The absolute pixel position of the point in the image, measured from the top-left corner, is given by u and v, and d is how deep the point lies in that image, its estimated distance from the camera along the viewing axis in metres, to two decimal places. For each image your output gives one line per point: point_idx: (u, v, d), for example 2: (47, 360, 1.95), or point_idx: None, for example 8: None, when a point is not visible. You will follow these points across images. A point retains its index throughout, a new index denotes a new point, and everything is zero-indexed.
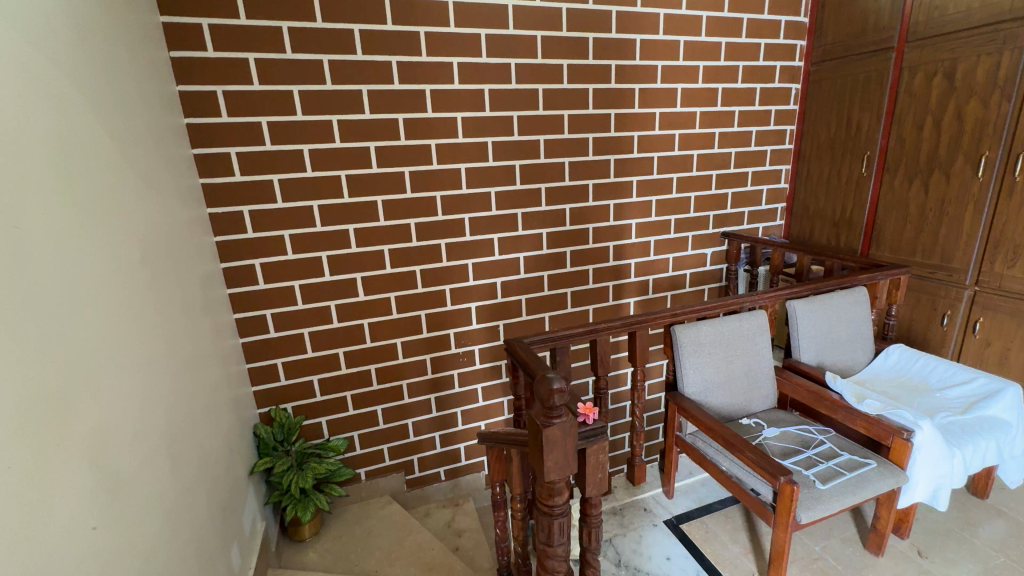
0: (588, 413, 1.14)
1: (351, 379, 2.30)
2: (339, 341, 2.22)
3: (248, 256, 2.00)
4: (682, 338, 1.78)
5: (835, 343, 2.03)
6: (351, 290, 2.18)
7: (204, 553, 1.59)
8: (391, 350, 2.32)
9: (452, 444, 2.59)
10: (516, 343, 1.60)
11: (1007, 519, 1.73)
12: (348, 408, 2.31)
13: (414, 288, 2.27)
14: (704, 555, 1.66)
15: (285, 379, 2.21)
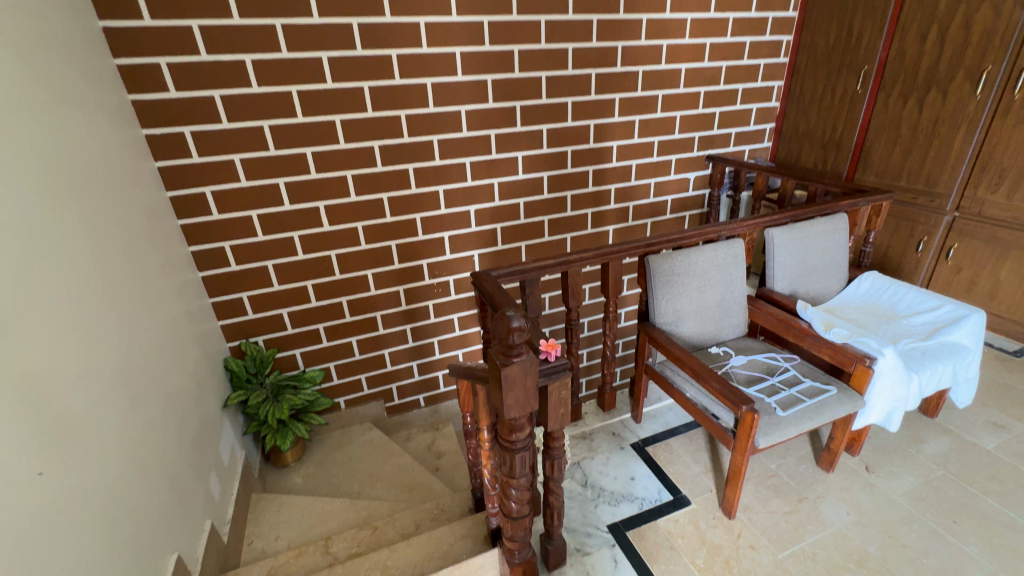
0: (550, 349, 1.11)
1: (321, 312, 2.23)
2: (306, 273, 2.13)
3: (196, 184, 1.83)
4: (656, 269, 1.73)
5: (810, 271, 2.01)
6: (314, 219, 2.04)
7: (177, 486, 1.60)
8: (361, 282, 2.23)
9: (430, 372, 2.61)
10: (483, 277, 1.53)
11: (953, 436, 1.84)
12: (320, 340, 2.27)
13: (383, 217, 2.14)
14: (667, 475, 1.73)
15: (253, 312, 2.13)
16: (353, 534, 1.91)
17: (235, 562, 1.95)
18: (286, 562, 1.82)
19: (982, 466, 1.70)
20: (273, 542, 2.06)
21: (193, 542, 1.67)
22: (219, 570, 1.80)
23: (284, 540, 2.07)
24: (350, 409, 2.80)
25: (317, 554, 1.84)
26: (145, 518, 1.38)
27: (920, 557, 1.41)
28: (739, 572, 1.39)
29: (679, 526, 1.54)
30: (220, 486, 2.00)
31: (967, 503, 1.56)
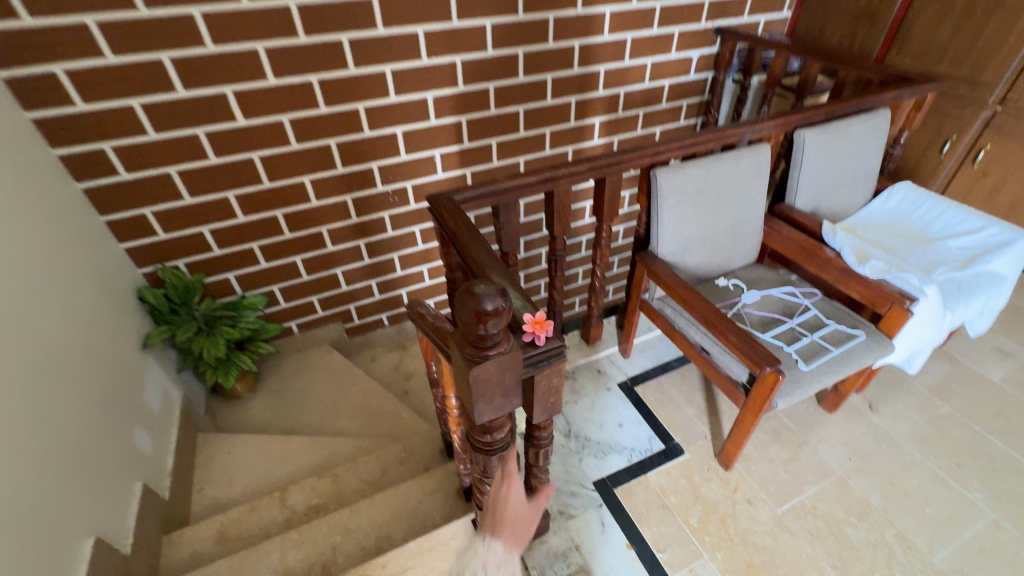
0: (538, 329, 0.78)
1: (253, 229, 1.69)
2: (227, 182, 1.56)
3: (31, 59, 1.20)
4: (663, 186, 1.37)
5: (837, 183, 1.69)
6: (223, 111, 1.44)
7: (102, 470, 1.29)
8: (300, 190, 1.67)
9: (391, 291, 2.10)
10: (446, 206, 1.18)
11: (960, 366, 1.71)
12: (258, 264, 1.76)
13: (316, 109, 1.53)
14: (658, 420, 1.57)
15: (164, 232, 1.59)
16: (312, 483, 1.73)
17: (185, 517, 1.76)
18: (239, 518, 1.65)
19: (987, 400, 1.60)
20: (227, 489, 1.88)
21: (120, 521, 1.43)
22: (164, 532, 1.61)
23: (240, 485, 1.89)
24: (305, 333, 2.42)
25: (274, 509, 1.66)
26: (57, 531, 1.08)
27: (923, 507, 1.33)
28: (737, 532, 1.29)
29: (671, 480, 1.41)
30: (152, 440, 1.74)
31: (971, 444, 1.47)
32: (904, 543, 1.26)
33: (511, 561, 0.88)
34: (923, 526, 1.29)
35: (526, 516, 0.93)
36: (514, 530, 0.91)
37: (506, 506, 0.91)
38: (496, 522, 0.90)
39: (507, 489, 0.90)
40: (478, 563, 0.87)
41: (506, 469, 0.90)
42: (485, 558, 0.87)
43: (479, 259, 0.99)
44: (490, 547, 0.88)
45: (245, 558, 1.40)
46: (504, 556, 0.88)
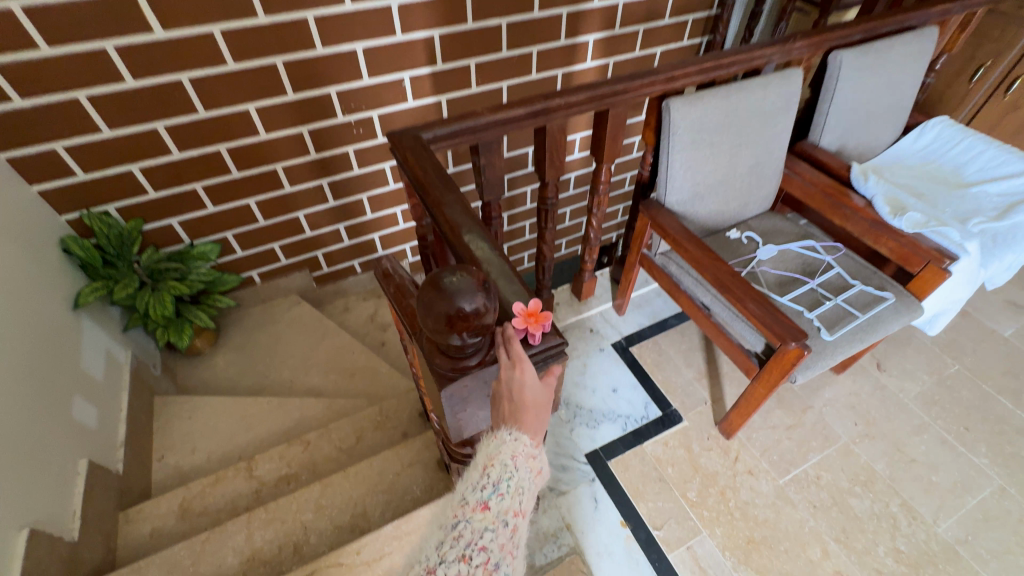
0: (533, 324, 0.60)
1: (193, 168, 1.32)
2: (152, 108, 1.17)
3: None
4: (677, 121, 1.14)
5: (869, 116, 1.47)
6: (134, 15, 1.03)
7: (47, 475, 1.09)
8: (245, 120, 1.28)
9: (362, 236, 1.74)
10: (413, 146, 0.95)
11: (971, 321, 1.61)
12: (207, 209, 1.41)
13: (255, 15, 1.12)
14: (654, 385, 1.45)
15: (86, 172, 1.23)
16: (280, 450, 1.45)
17: (143, 489, 1.40)
18: (202, 492, 1.34)
19: (998, 357, 1.51)
20: (190, 456, 1.50)
21: (62, 504, 1.11)
22: (118, 508, 1.29)
23: (205, 451, 1.51)
24: (269, 282, 1.78)
25: (239, 481, 1.37)
26: None
27: (929, 474, 1.26)
28: (737, 506, 1.21)
29: (668, 451, 1.31)
30: (97, 410, 1.30)
31: (980, 405, 1.40)
32: (910, 512, 1.20)
33: (540, 454, 0.63)
34: (929, 494, 1.23)
35: (547, 394, 0.61)
36: (538, 414, 0.60)
37: (524, 393, 0.57)
38: (513, 414, 0.58)
39: (522, 377, 0.56)
40: (500, 454, 0.59)
41: (514, 352, 0.56)
42: (511, 450, 0.59)
43: (454, 221, 0.78)
44: (517, 439, 0.59)
45: (208, 540, 1.15)
46: (534, 446, 0.61)
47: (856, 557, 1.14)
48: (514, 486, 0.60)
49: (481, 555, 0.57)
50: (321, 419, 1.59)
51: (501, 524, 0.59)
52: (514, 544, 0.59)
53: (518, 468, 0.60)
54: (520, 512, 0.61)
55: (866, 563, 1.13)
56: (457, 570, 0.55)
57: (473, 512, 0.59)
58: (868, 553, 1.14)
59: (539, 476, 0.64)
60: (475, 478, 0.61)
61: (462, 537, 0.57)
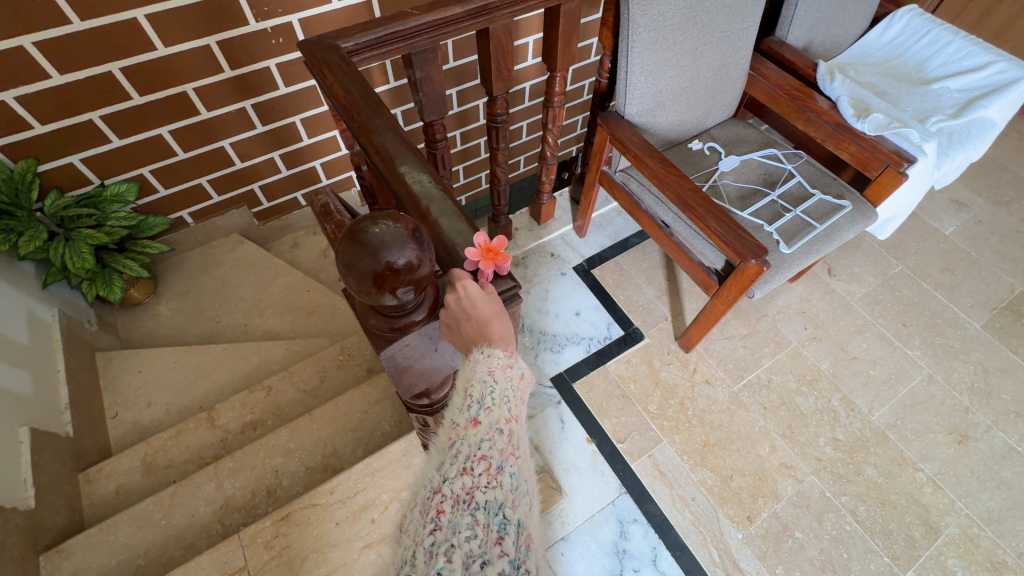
0: (488, 262, 0.55)
1: (83, 95, 1.11)
2: (7, 20, 0.94)
3: None
4: (638, 17, 1.01)
5: (839, 6, 1.36)
6: None
7: None
8: (134, 31, 1.05)
9: (301, 164, 1.57)
10: (335, 57, 0.81)
11: (917, 222, 1.65)
12: (111, 142, 1.21)
13: None
14: (616, 305, 1.45)
15: None
16: (239, 398, 1.38)
17: (102, 449, 1.34)
18: (164, 445, 1.28)
19: (938, 255, 1.58)
20: (147, 410, 1.43)
21: (8, 476, 1.03)
22: (76, 470, 1.23)
23: (162, 404, 1.44)
24: (203, 223, 1.60)
25: (202, 432, 1.31)
26: None
27: (867, 369, 1.36)
28: (695, 414, 1.28)
29: (630, 367, 1.34)
30: (28, 375, 1.19)
31: (918, 301, 1.48)
32: (848, 405, 1.30)
33: (518, 361, 0.58)
34: (866, 387, 1.33)
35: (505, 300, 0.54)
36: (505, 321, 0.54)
37: (478, 307, 0.52)
38: (479, 331, 0.53)
39: (469, 293, 0.51)
40: (476, 373, 0.55)
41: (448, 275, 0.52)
42: (487, 366, 0.54)
43: (385, 150, 0.67)
44: (490, 355, 0.54)
45: (174, 493, 1.11)
46: (509, 356, 0.56)
47: (799, 449, 1.24)
48: (499, 396, 0.55)
49: (483, 463, 0.52)
50: (282, 360, 1.52)
51: (496, 433, 0.54)
52: (515, 448, 0.54)
53: (498, 381, 0.55)
54: (512, 418, 0.56)
55: (807, 453, 1.23)
56: (462, 484, 0.50)
57: (465, 430, 0.54)
58: (809, 444, 1.24)
59: (525, 383, 0.59)
60: (458, 402, 0.56)
61: (460, 453, 0.52)
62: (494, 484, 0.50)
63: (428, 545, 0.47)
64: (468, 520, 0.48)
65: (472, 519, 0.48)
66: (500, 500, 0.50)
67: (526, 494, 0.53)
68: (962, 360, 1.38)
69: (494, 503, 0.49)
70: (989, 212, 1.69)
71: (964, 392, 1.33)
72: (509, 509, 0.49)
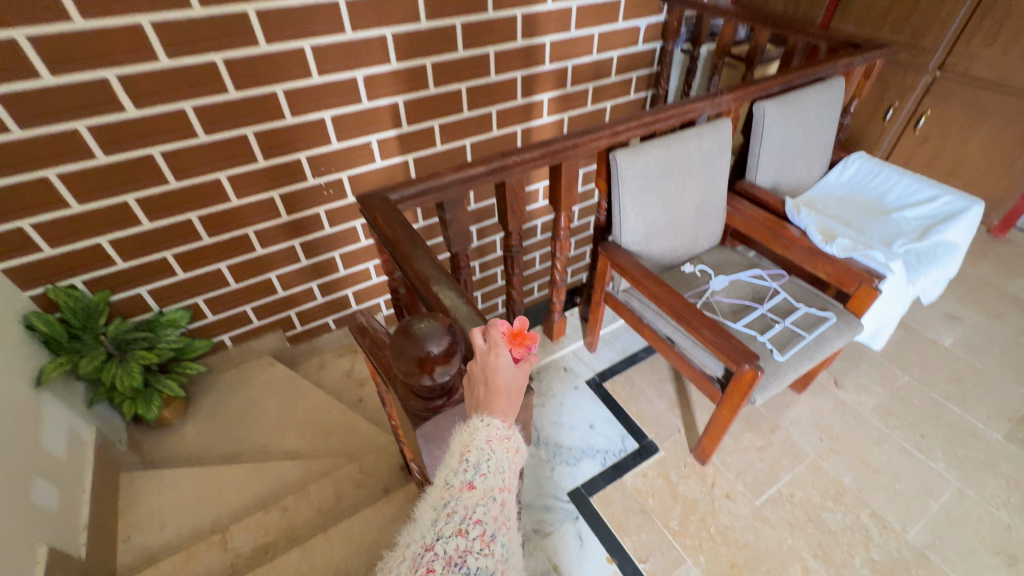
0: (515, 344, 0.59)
1: (164, 237, 1.36)
2: (123, 182, 1.22)
3: None
4: (625, 170, 1.25)
5: (797, 156, 1.63)
6: (110, 96, 1.09)
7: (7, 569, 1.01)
8: (216, 187, 1.33)
9: (335, 293, 1.79)
10: (381, 205, 1.02)
11: (913, 333, 1.73)
12: (175, 274, 1.43)
13: (225, 94, 1.20)
14: (630, 418, 1.49)
15: (50, 246, 1.23)
16: (255, 517, 1.39)
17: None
18: (173, 569, 1.26)
19: (942, 366, 1.62)
20: (159, 533, 1.42)
21: None
22: None
23: (176, 526, 1.43)
24: (240, 345, 1.78)
25: (213, 555, 1.29)
26: None
27: (892, 483, 1.32)
28: (718, 531, 1.24)
29: (647, 482, 1.34)
30: (58, 491, 1.23)
31: (931, 412, 1.49)
32: (879, 521, 1.25)
33: (516, 435, 0.58)
34: (894, 501, 1.29)
35: (524, 384, 0.59)
36: (512, 403, 0.58)
37: (496, 376, 0.57)
38: (486, 397, 0.58)
39: (496, 360, 0.58)
40: (474, 440, 0.56)
41: (491, 338, 0.59)
42: (485, 435, 0.56)
43: (423, 274, 0.84)
44: (488, 425, 0.56)
45: None
46: (507, 429, 0.57)
47: (835, 571, 1.17)
48: (496, 465, 0.55)
49: (478, 528, 0.52)
50: (300, 480, 1.54)
51: (490, 500, 0.54)
52: (507, 518, 0.55)
53: (495, 451, 0.56)
54: (506, 488, 0.56)
55: None
56: (456, 545, 0.50)
57: (460, 491, 0.54)
58: (845, 566, 1.18)
59: (519, 457, 0.60)
60: (453, 464, 0.56)
61: (455, 512, 0.52)
62: (486, 552, 0.51)
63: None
64: None
65: None
66: (491, 570, 0.50)
67: (513, 566, 0.54)
68: (991, 473, 1.34)
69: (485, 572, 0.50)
70: (983, 324, 1.77)
71: (1002, 508, 1.27)
72: None
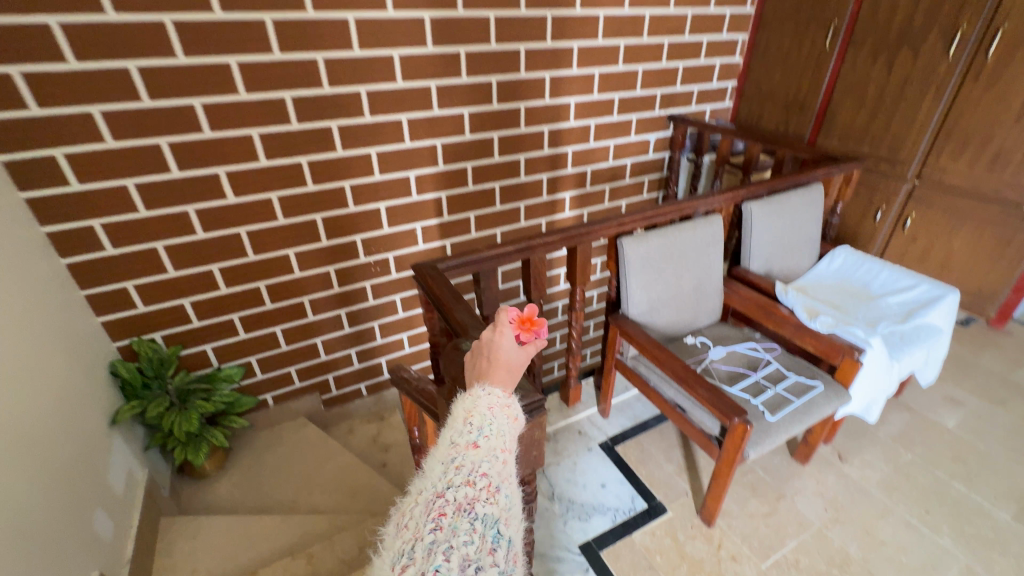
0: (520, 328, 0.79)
1: (236, 301, 1.66)
2: (213, 252, 1.55)
3: (48, 144, 1.24)
4: (630, 253, 1.50)
5: (785, 249, 1.86)
6: (212, 190, 1.47)
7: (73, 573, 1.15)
8: (283, 262, 1.67)
9: (370, 360, 2.07)
10: (430, 272, 1.27)
11: (915, 414, 1.81)
12: (236, 335, 1.71)
13: (303, 187, 1.59)
14: (639, 479, 1.58)
15: (143, 305, 1.54)
16: (283, 562, 1.48)
17: None
18: None
19: (945, 446, 1.68)
20: None
21: None
22: None
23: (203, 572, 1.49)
24: (280, 405, 1.99)
25: None
26: None
27: (899, 555, 1.36)
28: None
29: (656, 540, 1.41)
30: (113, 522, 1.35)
31: (936, 489, 1.53)
32: None
33: (511, 403, 0.73)
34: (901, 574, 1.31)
35: (518, 360, 0.77)
36: (510, 376, 0.77)
37: (494, 351, 0.77)
38: (486, 366, 0.77)
39: (497, 337, 0.78)
40: (477, 407, 0.69)
41: (499, 320, 0.79)
42: (486, 403, 0.70)
43: (463, 322, 1.06)
44: (489, 393, 0.72)
45: None
46: (504, 399, 0.72)
47: None
48: (496, 429, 0.68)
49: (484, 480, 0.62)
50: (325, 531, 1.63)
51: (493, 457, 0.65)
52: (507, 473, 0.66)
53: (495, 417, 0.69)
54: (506, 448, 0.68)
55: None
56: (465, 493, 0.60)
57: (466, 449, 0.65)
58: None
59: (516, 424, 0.73)
60: (458, 426, 0.68)
61: (463, 466, 0.63)
62: (492, 500, 0.61)
63: (429, 542, 0.56)
64: (467, 525, 0.58)
65: (471, 525, 0.58)
66: (496, 515, 0.60)
67: (514, 514, 0.64)
68: (1001, 551, 1.36)
69: (491, 517, 0.60)
70: (986, 409, 1.84)
71: None
72: (502, 525, 0.60)
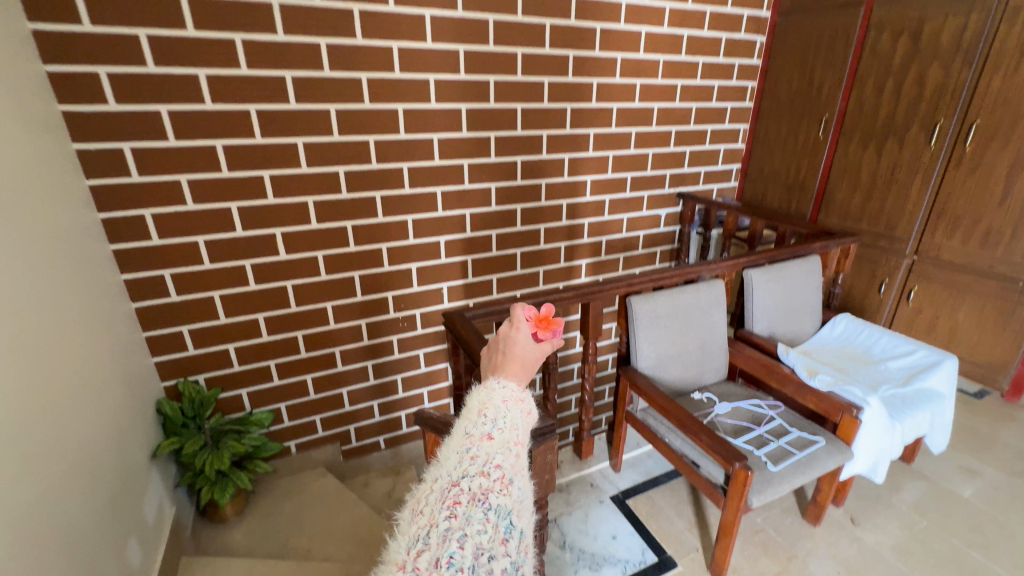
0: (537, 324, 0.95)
1: (277, 346, 1.85)
2: (260, 301, 1.76)
3: (143, 205, 1.50)
4: (638, 310, 1.65)
5: (787, 315, 1.99)
6: (268, 247, 1.70)
7: None
8: (321, 314, 1.87)
9: (392, 413, 2.19)
10: (458, 319, 1.44)
11: (930, 483, 1.81)
12: (271, 379, 1.87)
13: (345, 247, 1.82)
14: (650, 533, 1.61)
15: (193, 348, 1.72)
16: None
17: None
18: None
19: (963, 515, 1.67)
20: None
21: None
22: None
23: None
24: (302, 452, 2.09)
25: None
26: None
27: None
28: None
29: None
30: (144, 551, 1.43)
31: (954, 558, 1.52)
32: None
33: (522, 396, 0.86)
34: None
35: (530, 354, 0.92)
36: (522, 368, 0.90)
37: (510, 346, 0.92)
38: (502, 359, 0.92)
39: (514, 332, 0.94)
40: (491, 399, 0.83)
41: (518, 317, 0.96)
42: (499, 396, 0.83)
43: None
44: (503, 384, 0.86)
45: None
46: (516, 394, 0.85)
47: None
48: (510, 422, 0.80)
49: (497, 472, 0.72)
50: None
51: (506, 450, 0.76)
52: (519, 465, 0.76)
53: (509, 410, 0.82)
54: (518, 442, 0.79)
55: None
56: (479, 483, 0.69)
57: (481, 441, 0.75)
58: None
59: (528, 419, 0.85)
60: (474, 418, 0.80)
61: (478, 457, 0.73)
62: (505, 491, 0.70)
63: (443, 528, 0.64)
64: (479, 513, 0.66)
65: (484, 514, 0.66)
66: (508, 506, 0.69)
67: (524, 503, 0.73)
68: None
69: (503, 507, 0.68)
70: (1004, 480, 1.82)
71: None
72: (512, 515, 0.69)
